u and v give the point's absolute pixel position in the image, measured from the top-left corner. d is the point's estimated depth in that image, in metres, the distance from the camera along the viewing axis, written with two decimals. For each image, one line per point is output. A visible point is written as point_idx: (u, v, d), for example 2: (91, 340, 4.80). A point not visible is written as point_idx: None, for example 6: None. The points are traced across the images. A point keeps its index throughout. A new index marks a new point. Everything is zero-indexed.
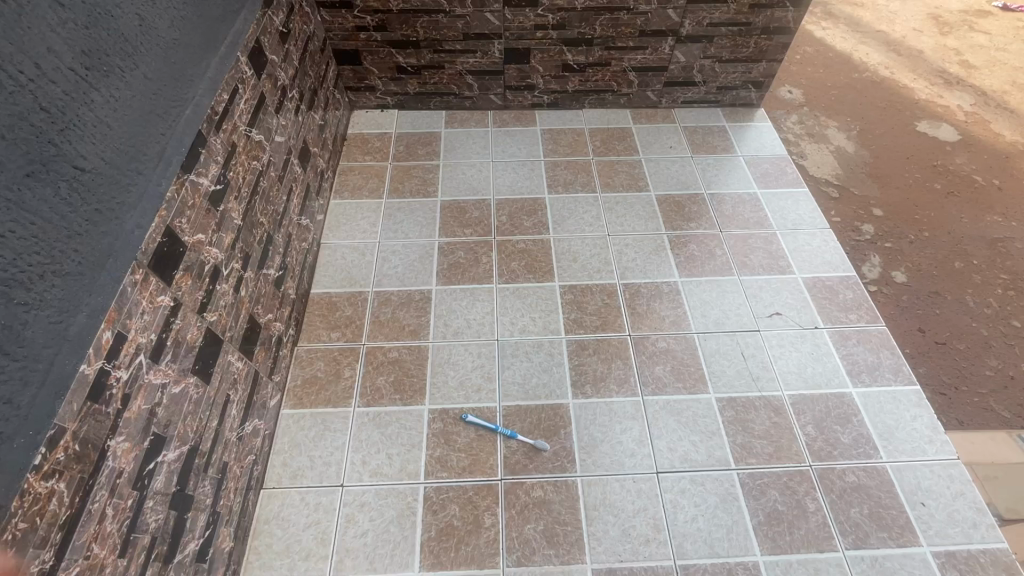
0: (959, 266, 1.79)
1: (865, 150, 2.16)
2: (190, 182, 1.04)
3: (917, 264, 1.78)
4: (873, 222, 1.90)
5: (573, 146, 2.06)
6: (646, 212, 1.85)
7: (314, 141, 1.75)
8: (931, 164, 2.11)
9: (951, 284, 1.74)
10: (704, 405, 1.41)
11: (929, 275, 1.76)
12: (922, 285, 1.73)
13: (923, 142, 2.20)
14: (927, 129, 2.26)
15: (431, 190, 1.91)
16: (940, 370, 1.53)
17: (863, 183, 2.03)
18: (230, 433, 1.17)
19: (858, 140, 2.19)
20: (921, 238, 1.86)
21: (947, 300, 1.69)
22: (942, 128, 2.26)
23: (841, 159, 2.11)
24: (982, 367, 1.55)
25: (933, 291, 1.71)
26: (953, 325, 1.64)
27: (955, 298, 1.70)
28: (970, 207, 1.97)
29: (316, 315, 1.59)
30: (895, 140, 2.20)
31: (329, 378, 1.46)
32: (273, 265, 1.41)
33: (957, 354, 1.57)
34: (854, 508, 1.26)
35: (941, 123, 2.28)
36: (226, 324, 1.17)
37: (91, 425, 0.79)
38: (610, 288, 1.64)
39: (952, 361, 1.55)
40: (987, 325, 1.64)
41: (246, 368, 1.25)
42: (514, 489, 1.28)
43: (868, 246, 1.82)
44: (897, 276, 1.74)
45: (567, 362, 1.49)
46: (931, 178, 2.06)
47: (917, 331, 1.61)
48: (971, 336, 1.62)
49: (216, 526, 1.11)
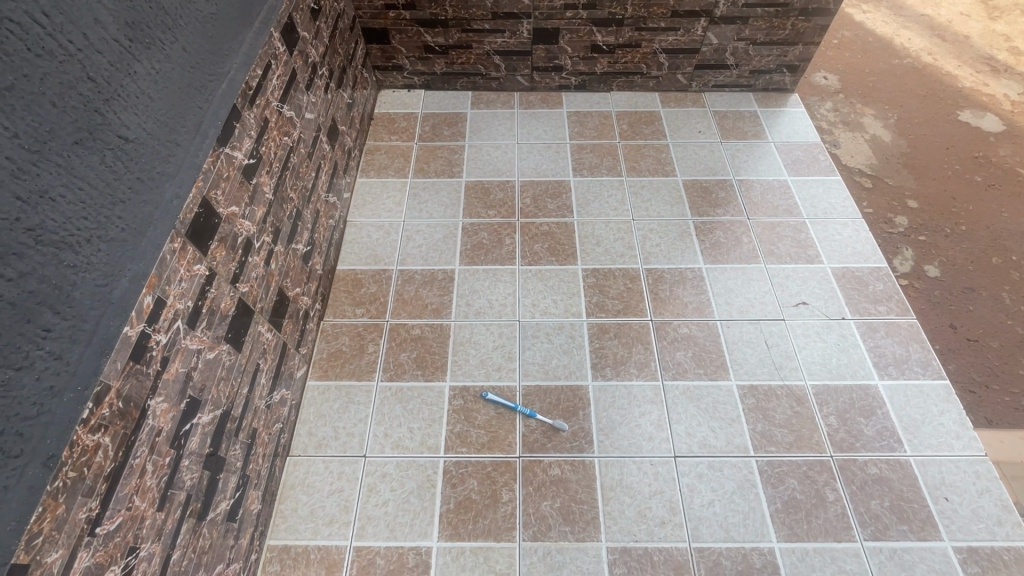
0: (997, 262, 1.73)
1: (902, 139, 2.09)
2: (225, 154, 1.07)
3: (952, 259, 1.73)
4: (907, 214, 1.84)
5: (599, 130, 2.04)
6: (672, 197, 1.83)
7: (342, 120, 1.77)
8: (972, 155, 2.04)
9: (987, 280, 1.69)
10: (725, 392, 1.41)
11: (964, 270, 1.71)
12: (955, 280, 1.68)
13: (964, 132, 2.12)
14: (970, 119, 2.17)
15: (456, 170, 1.92)
16: (970, 367, 1.49)
17: (898, 173, 1.97)
18: (259, 400, 1.21)
19: (894, 128, 2.12)
20: (958, 232, 1.80)
21: (981, 296, 1.65)
22: (986, 118, 2.17)
23: (877, 148, 2.05)
24: (1014, 366, 1.51)
25: (967, 287, 1.67)
26: (986, 322, 1.59)
27: (990, 295, 1.65)
28: (1012, 201, 1.90)
29: (341, 291, 1.62)
30: (935, 130, 2.12)
31: (354, 353, 1.50)
32: (302, 240, 1.44)
33: (989, 351, 1.53)
34: (874, 499, 1.25)
35: (986, 112, 2.19)
36: (257, 295, 1.21)
37: (132, 383, 0.82)
38: (633, 273, 1.64)
39: (984, 358, 1.51)
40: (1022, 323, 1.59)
41: (275, 339, 1.29)
42: (532, 466, 1.30)
43: (901, 238, 1.78)
44: (930, 270, 1.70)
45: (588, 345, 1.49)
46: (971, 170, 1.99)
47: (948, 327, 1.57)
48: (1004, 333, 1.57)
49: (245, 489, 1.15)
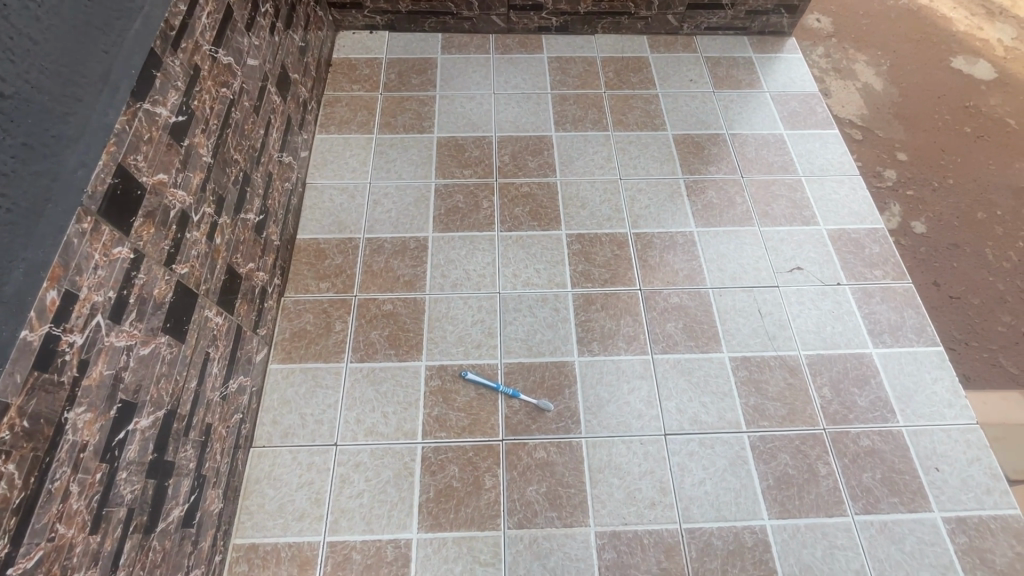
0: (983, 217, 1.67)
1: (894, 87, 1.97)
2: (144, 111, 0.89)
3: (939, 214, 1.66)
4: (897, 167, 1.76)
5: (583, 78, 1.86)
6: (661, 153, 1.69)
7: (294, 68, 1.56)
8: (963, 105, 1.94)
9: (973, 237, 1.63)
10: (716, 365, 1.34)
11: (950, 227, 1.64)
12: (942, 236, 1.62)
13: (957, 81, 2.01)
14: (963, 66, 2.06)
15: (426, 125, 1.73)
16: (951, 325, 1.45)
17: (889, 124, 1.86)
18: (212, 393, 1.09)
19: (887, 76, 2.00)
20: (946, 185, 1.73)
21: (966, 253, 1.59)
22: (979, 65, 2.06)
23: (869, 97, 1.93)
24: (995, 324, 1.48)
25: (953, 243, 1.61)
26: (969, 279, 1.54)
27: (974, 250, 1.60)
28: (1001, 153, 1.82)
29: (302, 264, 1.47)
30: (928, 78, 2.01)
31: (319, 332, 1.37)
32: (252, 209, 1.27)
33: (970, 309, 1.49)
34: (866, 472, 1.22)
35: (978, 59, 2.08)
36: (200, 276, 1.05)
37: (41, 397, 0.69)
38: (621, 238, 1.52)
39: (965, 316, 1.48)
40: (1004, 280, 1.55)
41: (226, 323, 1.15)
42: (515, 450, 1.23)
43: (890, 193, 1.70)
44: (917, 227, 1.63)
45: (574, 318, 1.40)
46: (962, 120, 1.90)
47: (930, 284, 1.52)
48: (986, 290, 1.53)
49: (201, 490, 1.04)
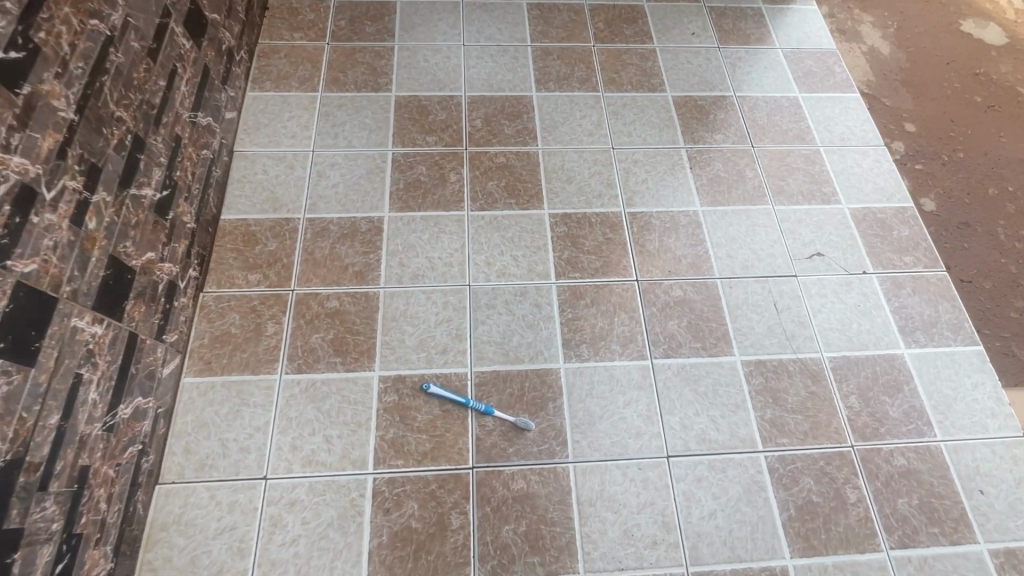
0: (994, 193, 1.48)
1: (899, 52, 1.75)
2: None
3: (948, 190, 1.47)
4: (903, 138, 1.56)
5: (569, 29, 1.59)
6: (660, 118, 1.45)
7: (214, 5, 1.25)
8: (973, 73, 1.72)
9: (983, 214, 1.44)
10: (727, 371, 1.13)
11: (960, 203, 1.45)
12: (950, 215, 1.43)
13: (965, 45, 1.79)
14: (970, 30, 1.82)
15: (382, 81, 1.45)
16: None
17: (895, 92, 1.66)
18: (91, 426, 0.83)
19: (892, 39, 1.77)
20: (956, 159, 1.54)
21: (976, 232, 1.41)
22: (989, 29, 1.82)
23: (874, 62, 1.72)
24: (1006, 310, 1.30)
25: (962, 222, 1.42)
26: (979, 261, 1.36)
27: (984, 230, 1.42)
28: (1011, 124, 1.62)
29: (227, 251, 1.20)
30: (933, 42, 1.78)
31: (247, 336, 1.11)
32: (151, 183, 0.99)
33: (980, 293, 1.31)
34: (901, 498, 1.04)
35: (989, 23, 1.84)
36: (61, 274, 0.79)
37: None
38: (614, 219, 1.29)
39: (974, 302, 1.30)
40: (1016, 261, 1.37)
41: (113, 332, 0.88)
42: (488, 480, 1.01)
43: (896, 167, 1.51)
44: (923, 204, 1.44)
45: (559, 316, 1.16)
46: (972, 89, 1.69)
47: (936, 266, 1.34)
48: (998, 273, 1.35)
49: (79, 552, 0.82)
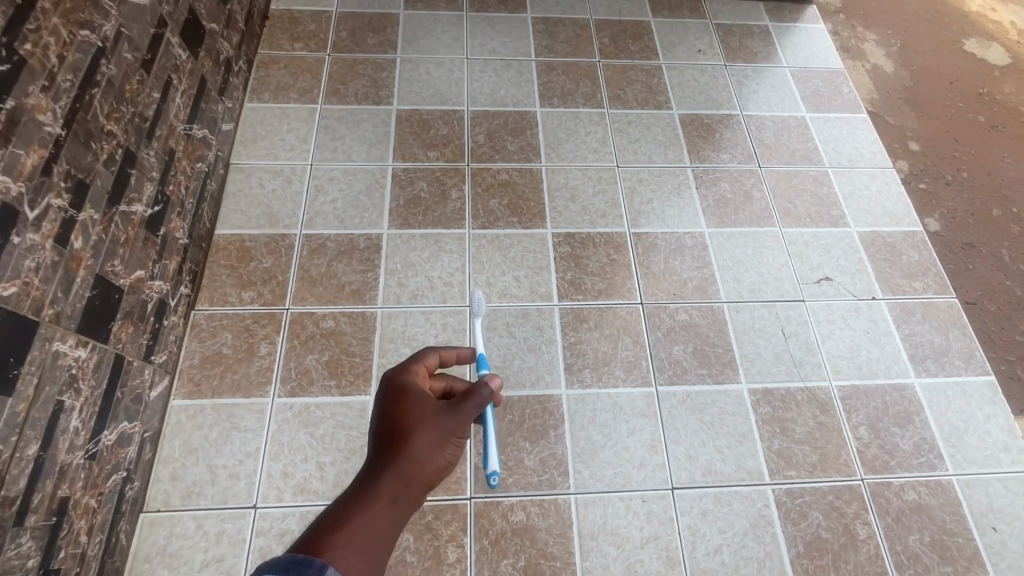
0: (998, 214, 1.42)
1: (905, 69, 1.68)
2: None
3: (952, 210, 1.41)
4: (912, 155, 1.50)
5: (574, 44, 1.57)
6: (665, 136, 1.42)
7: (213, 16, 1.22)
8: (976, 92, 1.64)
9: (990, 235, 1.38)
10: (733, 399, 1.10)
11: (966, 222, 1.39)
12: (957, 234, 1.37)
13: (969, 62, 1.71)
14: (974, 49, 1.74)
15: (384, 95, 1.42)
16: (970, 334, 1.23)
17: (904, 107, 1.60)
18: (70, 455, 0.79)
19: (898, 56, 1.70)
20: (961, 178, 1.47)
21: (981, 254, 1.35)
22: (992, 49, 1.75)
23: (880, 76, 1.65)
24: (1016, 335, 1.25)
25: (968, 243, 1.36)
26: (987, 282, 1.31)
27: (991, 252, 1.35)
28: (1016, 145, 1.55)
29: (221, 266, 1.16)
30: (938, 59, 1.70)
31: (239, 357, 1.08)
32: (142, 198, 0.96)
33: (989, 317, 1.26)
34: (913, 534, 1.00)
35: (992, 42, 1.76)
36: (45, 296, 0.75)
37: None
38: (618, 239, 1.26)
39: (983, 324, 1.25)
40: None
41: (97, 356, 0.85)
42: (487, 511, 0.97)
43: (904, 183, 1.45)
44: (930, 223, 1.38)
45: (561, 339, 1.13)
46: (975, 107, 1.61)
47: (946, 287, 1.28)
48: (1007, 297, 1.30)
49: None
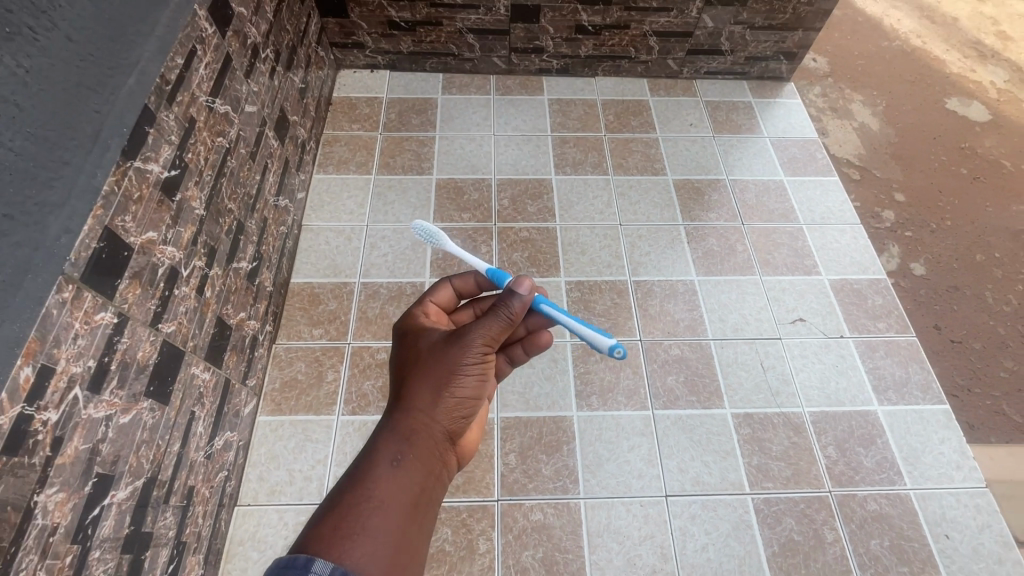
0: (980, 258, 1.64)
1: (891, 128, 1.94)
2: (135, 171, 0.86)
3: (937, 256, 1.64)
4: (895, 208, 1.73)
5: (583, 120, 1.86)
6: (660, 198, 1.68)
7: (293, 110, 1.55)
8: (958, 146, 1.91)
9: (972, 278, 1.60)
10: (718, 422, 1.30)
11: (951, 269, 1.61)
12: (942, 279, 1.59)
13: (952, 121, 1.98)
14: (957, 107, 2.02)
15: (426, 166, 1.72)
16: (954, 369, 1.42)
17: (885, 164, 1.84)
18: (196, 453, 1.04)
19: (884, 116, 1.97)
20: (944, 227, 1.70)
21: (964, 295, 1.56)
22: (973, 106, 2.03)
23: (866, 137, 1.91)
24: (997, 368, 1.44)
25: (953, 287, 1.58)
26: (969, 321, 1.52)
27: (974, 293, 1.57)
28: (996, 194, 1.79)
29: (295, 308, 1.44)
30: (919, 119, 1.97)
31: (311, 382, 1.33)
32: (245, 256, 1.24)
33: (972, 353, 1.46)
34: (874, 539, 1.18)
35: (973, 100, 2.04)
36: (188, 332, 1.02)
37: (9, 483, 0.65)
38: (620, 286, 1.50)
39: (967, 360, 1.45)
40: (1006, 323, 1.52)
41: (214, 378, 1.11)
42: (511, 511, 1.18)
43: (888, 234, 1.67)
44: (916, 268, 1.60)
45: (572, 370, 1.36)
46: (956, 161, 1.87)
47: (932, 327, 1.49)
48: (988, 334, 1.50)
49: (181, 558, 1.00)
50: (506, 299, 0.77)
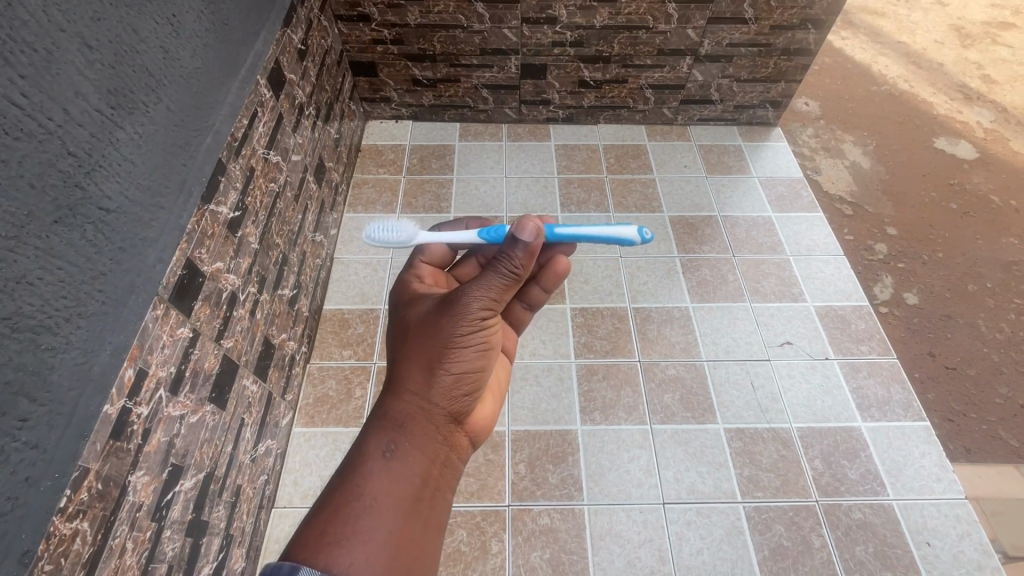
0: (972, 289, 1.76)
1: (881, 165, 2.10)
2: (210, 212, 1.05)
3: (930, 286, 1.76)
4: (886, 241, 1.87)
5: (587, 163, 2.05)
6: (657, 233, 1.84)
7: (329, 157, 1.76)
8: (946, 182, 2.05)
9: (964, 307, 1.72)
10: (712, 436, 1.42)
11: (942, 300, 1.73)
12: (934, 309, 1.70)
13: (942, 160, 2.13)
14: (945, 146, 2.18)
15: (444, 205, 1.91)
16: (950, 396, 1.52)
17: (876, 200, 1.99)
18: (244, 455, 1.19)
19: (874, 155, 2.14)
20: (935, 259, 1.83)
21: (958, 324, 1.68)
22: (959, 145, 2.18)
23: (858, 175, 2.07)
24: (992, 395, 1.54)
25: (946, 316, 1.69)
26: (962, 349, 1.62)
27: (967, 321, 1.69)
28: (985, 228, 1.92)
29: (328, 331, 1.60)
30: (907, 157, 2.13)
31: (341, 397, 1.48)
32: (288, 284, 1.42)
33: (967, 380, 1.56)
34: (859, 545, 1.26)
35: (959, 139, 2.21)
36: (242, 348, 1.18)
37: (112, 462, 0.80)
38: (621, 312, 1.65)
39: (963, 387, 1.55)
40: (998, 350, 1.63)
41: (260, 390, 1.27)
42: (521, 515, 1.29)
43: (880, 265, 1.81)
44: (909, 298, 1.72)
45: (577, 387, 1.49)
46: (945, 197, 2.01)
47: (927, 355, 1.60)
48: (982, 360, 1.61)
49: (229, 548, 1.13)
50: (506, 252, 0.82)
